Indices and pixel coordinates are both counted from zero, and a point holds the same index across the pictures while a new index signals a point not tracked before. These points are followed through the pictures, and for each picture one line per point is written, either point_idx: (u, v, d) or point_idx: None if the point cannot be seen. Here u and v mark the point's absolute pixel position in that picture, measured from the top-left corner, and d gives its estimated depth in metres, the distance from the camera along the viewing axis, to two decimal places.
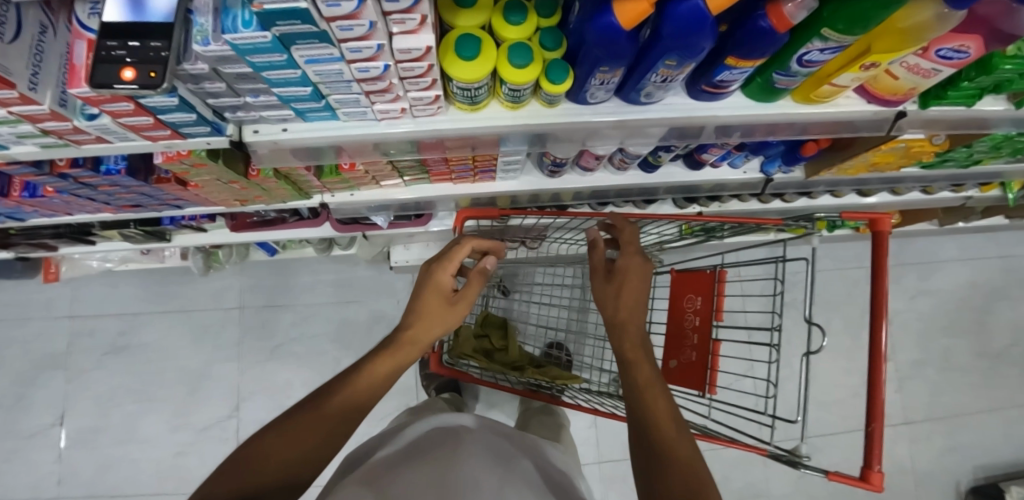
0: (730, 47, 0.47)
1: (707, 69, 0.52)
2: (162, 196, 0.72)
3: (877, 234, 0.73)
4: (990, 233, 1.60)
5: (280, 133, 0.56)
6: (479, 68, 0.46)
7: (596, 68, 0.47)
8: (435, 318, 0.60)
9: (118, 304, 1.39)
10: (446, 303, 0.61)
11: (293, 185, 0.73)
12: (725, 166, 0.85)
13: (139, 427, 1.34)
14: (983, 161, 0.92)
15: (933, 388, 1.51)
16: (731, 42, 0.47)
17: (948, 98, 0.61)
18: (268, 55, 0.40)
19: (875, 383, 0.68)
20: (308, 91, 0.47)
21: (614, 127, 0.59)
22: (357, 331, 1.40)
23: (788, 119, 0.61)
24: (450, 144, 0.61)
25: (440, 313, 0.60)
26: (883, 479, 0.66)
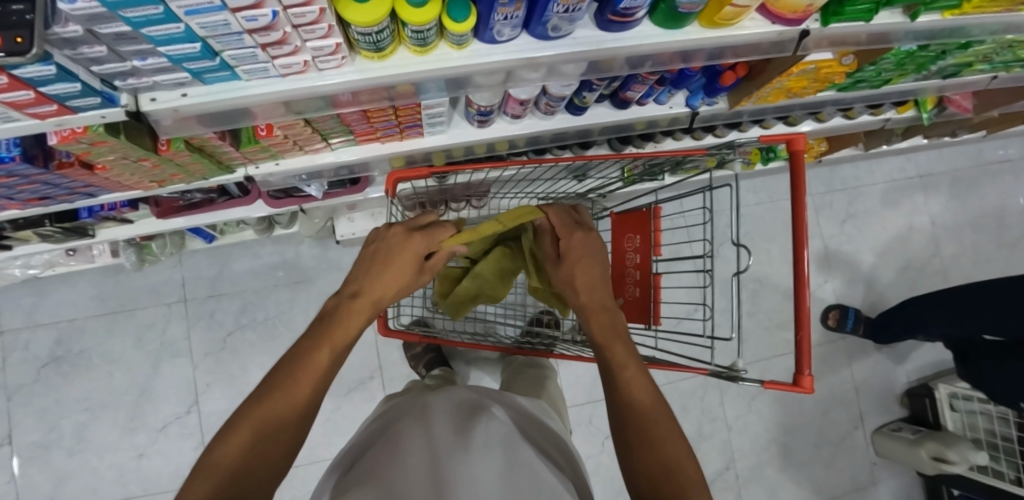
0: None
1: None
2: (69, 184, 0.67)
3: (795, 154, 0.77)
4: (910, 155, 1.67)
5: (180, 98, 0.53)
6: (375, 10, 0.45)
7: (495, 2, 0.47)
8: (353, 317, 0.57)
9: (48, 313, 1.27)
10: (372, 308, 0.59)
11: (210, 158, 0.69)
12: (652, 103, 0.88)
13: (93, 436, 1.25)
14: (893, 80, 0.96)
15: (866, 303, 1.60)
16: None
17: (846, 14, 0.63)
18: (141, 8, 0.38)
19: (800, 300, 0.74)
20: (197, 47, 0.44)
21: (523, 66, 0.59)
22: (306, 312, 1.35)
23: (696, 44, 0.62)
24: (364, 97, 0.60)
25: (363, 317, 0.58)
26: (813, 381, 0.73)
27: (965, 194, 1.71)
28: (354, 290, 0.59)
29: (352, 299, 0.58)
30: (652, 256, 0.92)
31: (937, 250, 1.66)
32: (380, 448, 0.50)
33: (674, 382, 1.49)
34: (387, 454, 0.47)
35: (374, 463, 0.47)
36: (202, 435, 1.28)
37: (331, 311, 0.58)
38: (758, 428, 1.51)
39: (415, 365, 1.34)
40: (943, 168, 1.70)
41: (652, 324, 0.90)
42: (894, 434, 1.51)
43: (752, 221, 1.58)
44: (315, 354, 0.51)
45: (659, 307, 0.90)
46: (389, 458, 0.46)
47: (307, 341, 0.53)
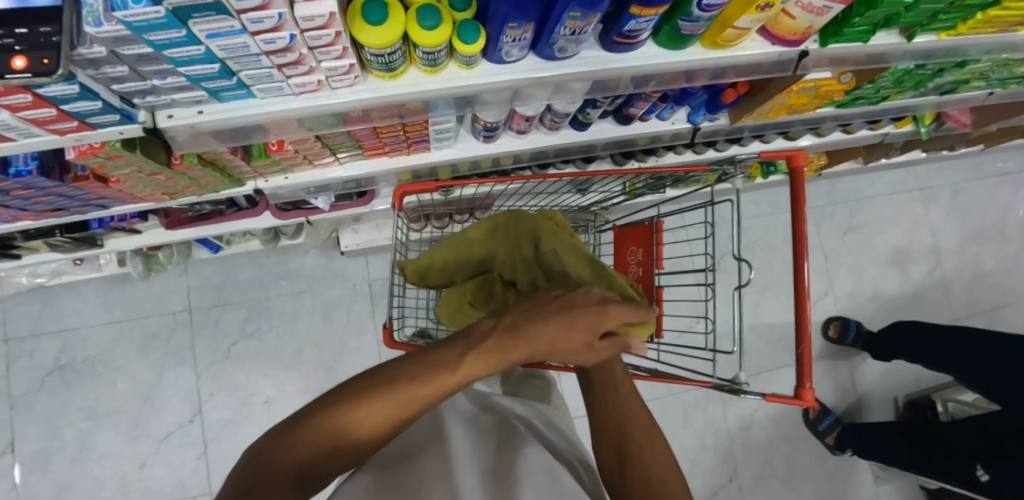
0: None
1: (616, 19, 0.53)
2: (83, 196, 0.69)
3: (795, 170, 0.78)
4: (909, 168, 1.69)
5: (196, 115, 0.54)
6: (388, 32, 0.46)
7: (504, 26, 0.49)
8: (563, 338, 0.37)
9: (54, 321, 1.28)
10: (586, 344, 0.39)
11: (222, 172, 0.71)
12: (654, 119, 0.89)
13: (95, 445, 1.25)
14: (891, 96, 0.98)
15: (867, 314, 1.61)
16: None
17: (845, 35, 0.65)
18: (165, 32, 0.39)
19: (800, 313, 0.75)
20: (216, 68, 0.46)
21: (531, 84, 0.60)
22: (310, 322, 1.36)
23: (698, 64, 0.64)
24: (375, 114, 0.62)
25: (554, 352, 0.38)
26: (814, 394, 0.74)
27: (965, 207, 1.71)
28: (517, 315, 0.37)
29: (540, 305, 0.38)
30: (654, 269, 0.92)
31: (938, 263, 1.67)
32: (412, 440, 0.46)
33: (677, 393, 1.49)
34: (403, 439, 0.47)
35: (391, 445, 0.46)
36: (205, 444, 1.28)
37: (479, 327, 0.38)
38: (761, 440, 1.51)
39: None
40: (943, 181, 1.71)
41: (654, 337, 0.91)
42: None
43: (754, 233, 1.59)
44: (434, 373, 0.35)
45: (661, 320, 0.90)
46: (406, 444, 0.46)
47: (438, 350, 0.36)
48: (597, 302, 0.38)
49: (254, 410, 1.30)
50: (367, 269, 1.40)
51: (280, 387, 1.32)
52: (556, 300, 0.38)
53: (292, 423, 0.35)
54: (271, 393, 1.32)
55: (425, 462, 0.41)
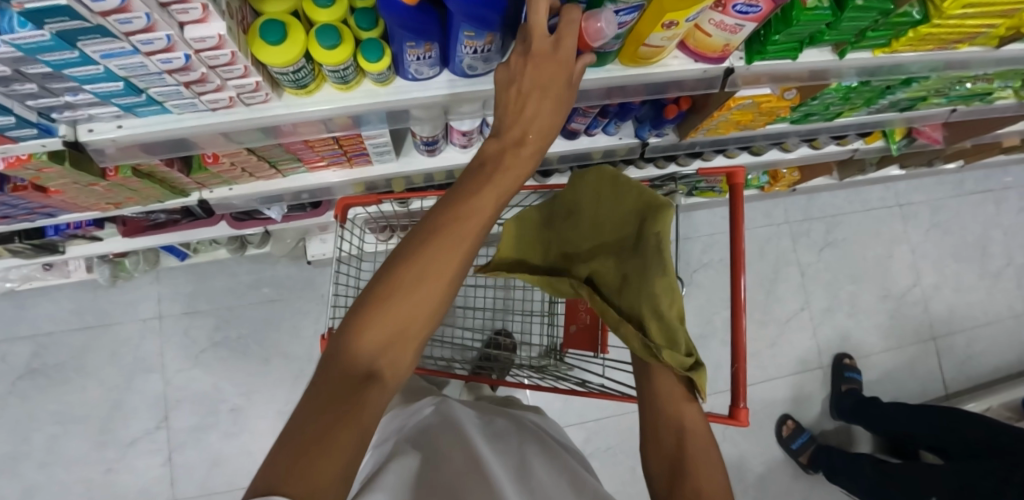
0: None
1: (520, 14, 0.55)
2: (27, 205, 0.70)
3: (734, 187, 0.78)
4: (888, 184, 1.67)
5: (116, 130, 0.56)
6: (287, 52, 0.48)
7: (404, 45, 0.50)
8: (544, 117, 0.44)
9: (28, 326, 1.30)
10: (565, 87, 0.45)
11: (163, 184, 0.72)
12: (601, 134, 0.90)
13: (63, 449, 1.26)
14: (845, 113, 0.98)
15: (844, 331, 1.58)
16: None
17: (770, 53, 0.65)
18: (58, 53, 0.41)
19: (736, 331, 0.75)
20: (121, 86, 0.47)
21: (452, 101, 0.61)
22: (278, 330, 1.37)
23: (620, 82, 0.65)
24: (301, 129, 0.63)
25: (551, 121, 0.45)
26: (748, 414, 0.74)
27: (946, 224, 1.69)
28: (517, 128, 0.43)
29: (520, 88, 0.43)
30: None
31: (918, 279, 1.64)
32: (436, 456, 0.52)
33: None
34: (429, 440, 0.57)
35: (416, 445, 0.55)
36: (170, 451, 1.29)
37: (491, 153, 0.43)
38: (735, 458, 1.48)
39: None
40: (923, 197, 1.69)
41: (600, 353, 0.90)
42: None
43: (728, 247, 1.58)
44: (454, 219, 0.39)
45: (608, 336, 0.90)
46: (430, 447, 0.55)
47: (451, 197, 0.41)
48: (548, 56, 0.43)
49: (220, 418, 1.31)
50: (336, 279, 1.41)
51: (246, 395, 1.33)
52: (525, 77, 0.43)
53: (351, 322, 0.36)
54: (238, 400, 1.32)
55: (458, 459, 0.53)
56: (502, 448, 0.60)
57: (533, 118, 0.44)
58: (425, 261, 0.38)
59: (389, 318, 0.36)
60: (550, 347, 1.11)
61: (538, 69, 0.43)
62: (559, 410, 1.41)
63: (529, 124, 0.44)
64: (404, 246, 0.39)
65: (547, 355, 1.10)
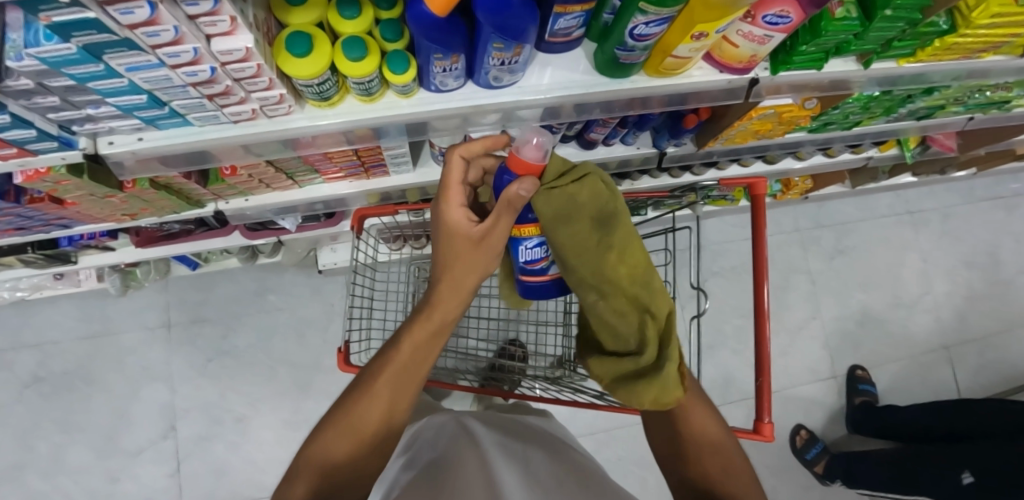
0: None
1: (544, 20, 0.54)
2: (43, 217, 0.70)
3: (755, 198, 0.77)
4: (899, 191, 1.66)
5: (137, 142, 0.55)
6: (312, 64, 0.47)
7: (431, 57, 0.49)
8: (462, 262, 0.53)
9: (34, 335, 1.29)
10: (473, 245, 0.53)
11: (179, 195, 0.71)
12: (619, 144, 0.89)
13: (67, 459, 1.25)
14: (863, 122, 0.96)
15: (857, 340, 1.56)
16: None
17: (795, 63, 0.65)
18: (83, 66, 0.41)
19: (760, 345, 0.73)
20: (144, 98, 0.47)
21: (473, 113, 0.61)
22: (286, 339, 1.36)
23: (645, 92, 0.64)
24: (320, 141, 0.62)
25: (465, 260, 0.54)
26: (773, 429, 0.72)
27: (958, 232, 1.67)
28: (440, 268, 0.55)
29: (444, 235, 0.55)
30: None
31: (931, 288, 1.62)
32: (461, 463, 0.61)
33: None
34: (449, 453, 0.64)
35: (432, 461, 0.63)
36: (176, 462, 1.27)
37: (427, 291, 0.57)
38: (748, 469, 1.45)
39: None
40: (934, 205, 1.68)
41: None
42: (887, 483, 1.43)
43: (738, 255, 1.56)
44: (399, 356, 0.55)
45: None
46: (448, 459, 0.62)
47: (400, 334, 0.57)
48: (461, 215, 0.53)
49: (226, 428, 1.29)
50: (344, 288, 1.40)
51: (253, 405, 1.31)
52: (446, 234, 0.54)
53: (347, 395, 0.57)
54: (244, 410, 1.31)
55: (474, 462, 0.61)
56: (510, 450, 0.67)
57: (456, 255, 0.53)
58: (380, 387, 0.55)
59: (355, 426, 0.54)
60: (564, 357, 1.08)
61: (450, 239, 0.53)
62: (568, 420, 1.39)
63: (448, 278, 0.54)
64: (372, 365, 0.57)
65: (561, 367, 1.08)
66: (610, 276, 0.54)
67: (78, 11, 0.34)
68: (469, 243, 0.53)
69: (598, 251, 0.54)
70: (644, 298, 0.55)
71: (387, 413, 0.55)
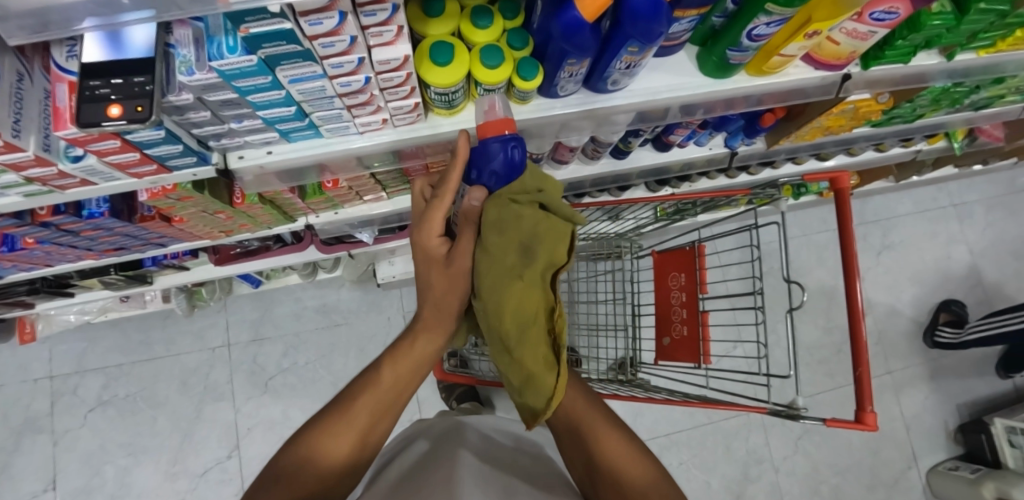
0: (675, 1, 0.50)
1: None
2: (145, 236, 0.73)
3: (839, 192, 0.78)
4: (941, 185, 1.66)
5: (266, 156, 0.57)
6: (453, 73, 0.49)
7: (563, 62, 0.51)
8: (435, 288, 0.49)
9: (98, 359, 1.32)
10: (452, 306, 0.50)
11: (278, 210, 0.74)
12: (692, 145, 0.91)
13: (134, 481, 1.27)
14: (926, 115, 0.98)
15: (908, 334, 1.56)
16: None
17: (886, 58, 0.66)
18: (253, 79, 0.41)
19: (856, 334, 0.72)
20: (292, 111, 0.48)
21: (581, 117, 0.63)
22: (344, 353, 1.37)
23: (744, 91, 0.66)
24: (429, 151, 0.63)
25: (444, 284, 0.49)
26: (876, 417, 0.70)
27: (1001, 223, 1.67)
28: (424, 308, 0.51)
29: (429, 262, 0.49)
30: (698, 295, 0.92)
31: (978, 279, 1.62)
32: (431, 469, 0.60)
33: (715, 421, 1.44)
34: (423, 465, 0.62)
35: (405, 477, 0.61)
36: (241, 481, 1.28)
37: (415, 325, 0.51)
38: (807, 470, 1.44)
39: (447, 398, 1.36)
40: (975, 197, 1.68)
41: (702, 363, 0.89)
42: (951, 473, 1.39)
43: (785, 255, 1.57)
44: (376, 383, 0.51)
45: (708, 346, 0.89)
46: (425, 470, 0.60)
47: (374, 368, 0.52)
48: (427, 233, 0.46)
49: None
50: (400, 301, 1.42)
51: None
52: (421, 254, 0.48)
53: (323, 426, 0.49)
54: None
55: (440, 469, 0.59)
56: (490, 463, 0.64)
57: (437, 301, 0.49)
58: (346, 425, 0.49)
59: (317, 463, 0.47)
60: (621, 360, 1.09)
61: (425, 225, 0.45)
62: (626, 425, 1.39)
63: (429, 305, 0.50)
64: (340, 404, 0.51)
65: (620, 369, 1.08)
66: (483, 310, 0.47)
67: (278, 22, 0.35)
68: (437, 295, 0.48)
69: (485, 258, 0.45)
70: (512, 346, 0.46)
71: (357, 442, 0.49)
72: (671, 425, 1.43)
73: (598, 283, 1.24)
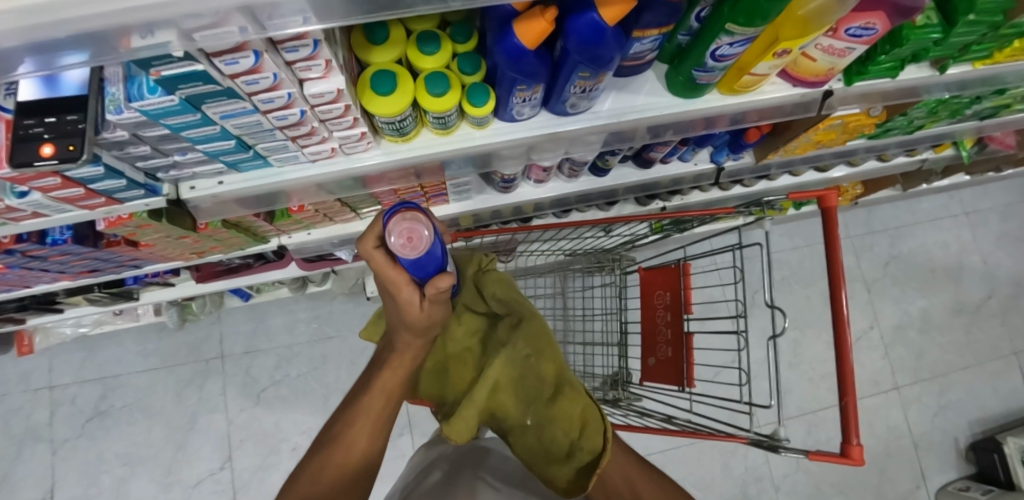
0: (632, 23, 0.47)
1: None
2: (117, 259, 0.73)
3: (826, 210, 0.74)
4: (953, 192, 1.59)
5: (218, 186, 0.56)
6: (397, 101, 0.47)
7: (513, 88, 0.48)
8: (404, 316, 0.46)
9: (96, 369, 1.34)
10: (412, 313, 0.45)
11: (247, 232, 0.73)
12: (676, 160, 0.88)
13: (129, 491, 1.29)
14: (926, 126, 0.94)
15: (918, 349, 1.49)
16: (631, 18, 0.47)
17: (870, 73, 0.63)
18: (180, 116, 0.41)
19: (843, 358, 0.69)
20: (233, 144, 0.47)
21: (544, 140, 0.60)
22: (334, 366, 1.37)
23: (718, 111, 0.63)
24: (392, 176, 0.62)
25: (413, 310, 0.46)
26: (863, 451, 0.66)
27: (1018, 231, 1.60)
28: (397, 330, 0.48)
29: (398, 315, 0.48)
30: (683, 315, 0.88)
31: (992, 291, 1.55)
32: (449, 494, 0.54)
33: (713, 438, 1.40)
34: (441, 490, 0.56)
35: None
36: (233, 492, 1.29)
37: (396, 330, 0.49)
38: (810, 489, 1.39)
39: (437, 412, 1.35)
40: (989, 204, 1.60)
41: (685, 387, 0.85)
42: (963, 494, 1.32)
43: (787, 266, 1.52)
44: (366, 402, 0.49)
45: (692, 369, 0.85)
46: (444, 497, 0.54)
47: (369, 374, 0.51)
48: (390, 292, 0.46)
49: (282, 456, 1.31)
50: None
51: (308, 433, 1.33)
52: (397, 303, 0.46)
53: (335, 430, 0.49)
54: (299, 439, 1.32)
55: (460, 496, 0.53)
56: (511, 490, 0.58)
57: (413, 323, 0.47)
58: (339, 454, 0.47)
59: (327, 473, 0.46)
60: (616, 378, 1.04)
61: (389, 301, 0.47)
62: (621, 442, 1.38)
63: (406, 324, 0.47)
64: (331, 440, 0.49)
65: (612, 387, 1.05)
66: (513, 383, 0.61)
67: (188, 65, 0.34)
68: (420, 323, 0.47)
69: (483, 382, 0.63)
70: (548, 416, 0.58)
71: (365, 449, 0.48)
72: (665, 442, 1.39)
73: (590, 298, 1.21)
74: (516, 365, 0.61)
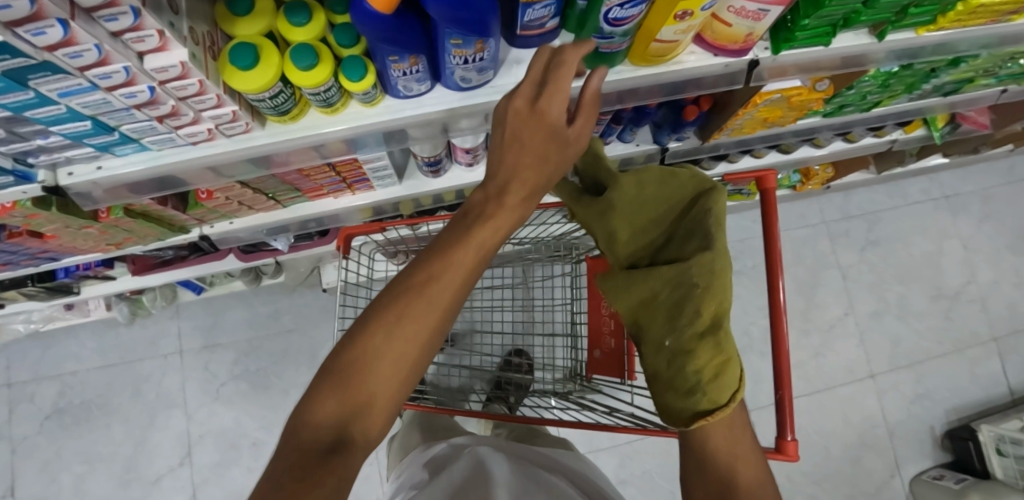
0: None
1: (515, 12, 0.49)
2: (27, 252, 0.71)
3: (765, 191, 0.72)
4: (932, 175, 1.55)
5: (95, 172, 0.53)
6: (260, 76, 0.44)
7: (386, 60, 0.45)
8: None
9: (54, 366, 1.34)
10: (555, 145, 0.39)
11: (159, 222, 0.71)
12: (615, 141, 0.85)
13: (87, 488, 1.28)
14: (883, 102, 0.90)
15: (895, 336, 1.45)
16: None
17: (798, 40, 0.58)
18: (11, 95, 0.38)
19: (777, 344, 0.66)
20: (88, 125, 0.44)
21: (445, 118, 0.57)
22: (295, 360, 1.36)
23: (634, 83, 0.59)
24: (293, 159, 0.59)
25: None
26: (798, 447, 0.64)
27: (1000, 214, 1.55)
28: None
29: None
30: None
31: (973, 276, 1.50)
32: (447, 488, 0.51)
33: None
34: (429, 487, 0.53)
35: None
36: (192, 488, 1.29)
37: None
38: (780, 479, 1.36)
39: None
40: (971, 187, 1.56)
41: (626, 379, 0.83)
42: (936, 483, 1.30)
43: (758, 252, 1.48)
44: (407, 312, 0.36)
45: (634, 361, 0.84)
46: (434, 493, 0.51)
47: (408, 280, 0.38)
48: None
49: (242, 452, 1.30)
50: None
51: (267, 428, 1.32)
52: None
53: (337, 371, 0.35)
54: (259, 434, 1.31)
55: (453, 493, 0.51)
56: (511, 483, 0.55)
57: None
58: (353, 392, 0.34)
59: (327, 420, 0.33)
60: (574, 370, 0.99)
61: None
62: (587, 435, 1.37)
63: None
64: (343, 342, 0.36)
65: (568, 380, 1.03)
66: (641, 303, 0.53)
67: None
68: None
69: (626, 287, 0.54)
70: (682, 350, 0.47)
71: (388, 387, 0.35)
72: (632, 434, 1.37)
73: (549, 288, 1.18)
74: (676, 281, 0.48)
